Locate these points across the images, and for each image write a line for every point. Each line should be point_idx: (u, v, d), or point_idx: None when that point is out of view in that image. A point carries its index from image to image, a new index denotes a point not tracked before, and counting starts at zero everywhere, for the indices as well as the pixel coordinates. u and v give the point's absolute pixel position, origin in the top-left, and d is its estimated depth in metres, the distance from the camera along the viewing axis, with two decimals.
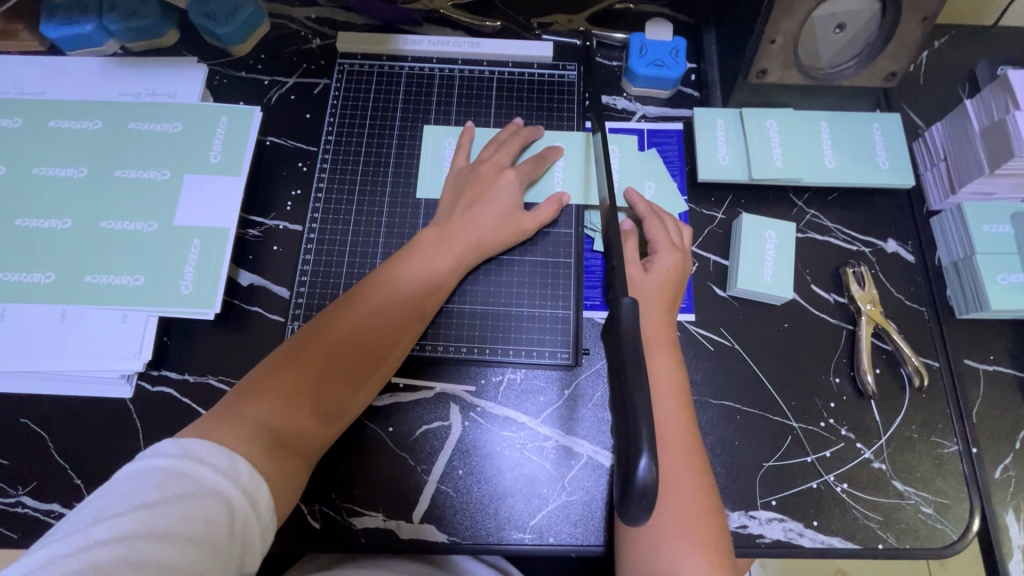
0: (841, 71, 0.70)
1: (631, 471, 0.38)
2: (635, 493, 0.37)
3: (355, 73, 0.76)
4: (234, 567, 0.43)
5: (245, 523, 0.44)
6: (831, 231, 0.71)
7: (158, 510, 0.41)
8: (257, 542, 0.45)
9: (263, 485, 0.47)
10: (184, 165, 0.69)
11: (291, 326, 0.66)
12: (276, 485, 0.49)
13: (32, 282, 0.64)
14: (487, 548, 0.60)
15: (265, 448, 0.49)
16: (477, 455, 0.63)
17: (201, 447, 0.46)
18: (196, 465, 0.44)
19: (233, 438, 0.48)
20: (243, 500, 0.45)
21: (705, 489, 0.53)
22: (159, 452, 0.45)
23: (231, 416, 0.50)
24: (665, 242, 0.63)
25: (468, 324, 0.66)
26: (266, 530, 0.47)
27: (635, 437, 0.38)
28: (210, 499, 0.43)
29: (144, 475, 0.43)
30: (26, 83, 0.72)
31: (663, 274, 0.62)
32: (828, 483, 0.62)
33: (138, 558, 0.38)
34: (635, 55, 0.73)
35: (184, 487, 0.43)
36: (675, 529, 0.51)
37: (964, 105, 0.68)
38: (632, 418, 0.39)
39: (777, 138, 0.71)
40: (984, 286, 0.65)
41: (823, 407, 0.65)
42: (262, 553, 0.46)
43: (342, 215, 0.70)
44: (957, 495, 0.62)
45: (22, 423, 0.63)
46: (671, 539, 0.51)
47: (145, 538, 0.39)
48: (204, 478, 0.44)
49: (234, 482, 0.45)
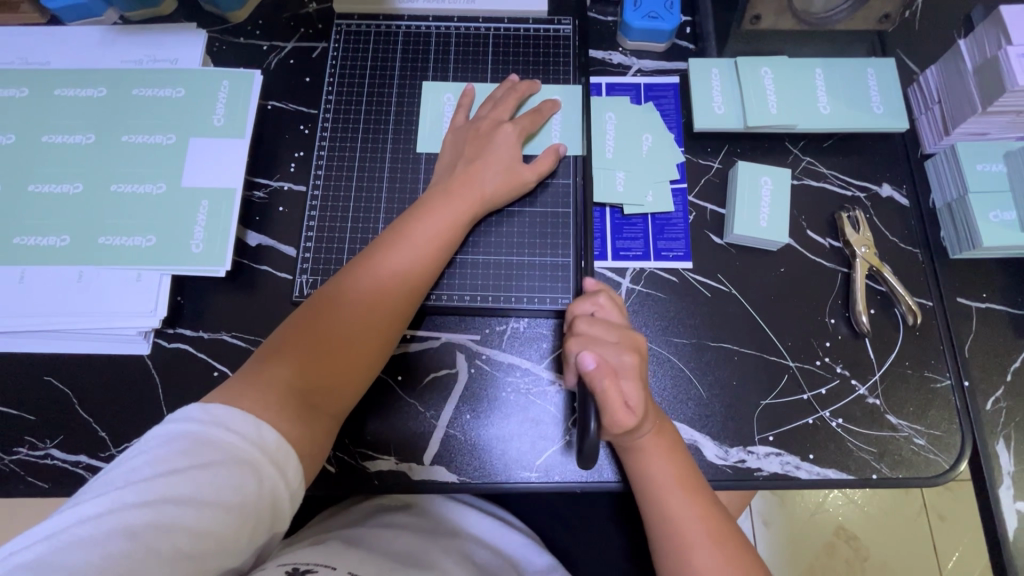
0: (835, 15, 0.71)
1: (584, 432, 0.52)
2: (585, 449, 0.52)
3: (351, 34, 0.76)
4: (263, 529, 0.46)
5: (274, 488, 0.47)
6: (826, 177, 0.72)
7: (185, 477, 0.43)
8: (285, 504, 0.48)
9: (289, 446, 0.49)
10: (189, 129, 0.70)
11: (299, 281, 0.68)
12: (306, 442, 0.52)
13: (48, 246, 0.66)
14: (496, 487, 0.63)
15: (294, 407, 0.52)
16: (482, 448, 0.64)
17: (228, 414, 0.47)
18: (223, 432, 0.46)
19: (260, 399, 0.50)
20: (270, 466, 0.47)
21: (698, 486, 0.57)
22: (188, 416, 0.47)
23: (258, 379, 0.52)
24: None
25: (473, 277, 0.68)
26: (296, 493, 0.50)
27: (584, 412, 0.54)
28: (236, 467, 0.45)
29: (172, 439, 0.45)
30: (30, 53, 0.73)
31: (617, 334, 0.58)
32: (824, 419, 0.64)
33: (168, 523, 0.41)
34: (630, 7, 0.74)
35: (209, 454, 0.45)
36: (687, 535, 0.54)
37: (957, 46, 0.69)
38: (587, 401, 0.54)
39: (772, 85, 0.71)
40: (976, 224, 0.66)
41: (819, 347, 0.66)
42: (291, 514, 0.49)
43: (344, 173, 0.72)
44: (949, 427, 0.64)
45: (46, 381, 0.65)
46: (693, 552, 0.54)
47: (174, 504, 0.42)
48: (230, 445, 0.46)
49: (260, 448, 0.47)
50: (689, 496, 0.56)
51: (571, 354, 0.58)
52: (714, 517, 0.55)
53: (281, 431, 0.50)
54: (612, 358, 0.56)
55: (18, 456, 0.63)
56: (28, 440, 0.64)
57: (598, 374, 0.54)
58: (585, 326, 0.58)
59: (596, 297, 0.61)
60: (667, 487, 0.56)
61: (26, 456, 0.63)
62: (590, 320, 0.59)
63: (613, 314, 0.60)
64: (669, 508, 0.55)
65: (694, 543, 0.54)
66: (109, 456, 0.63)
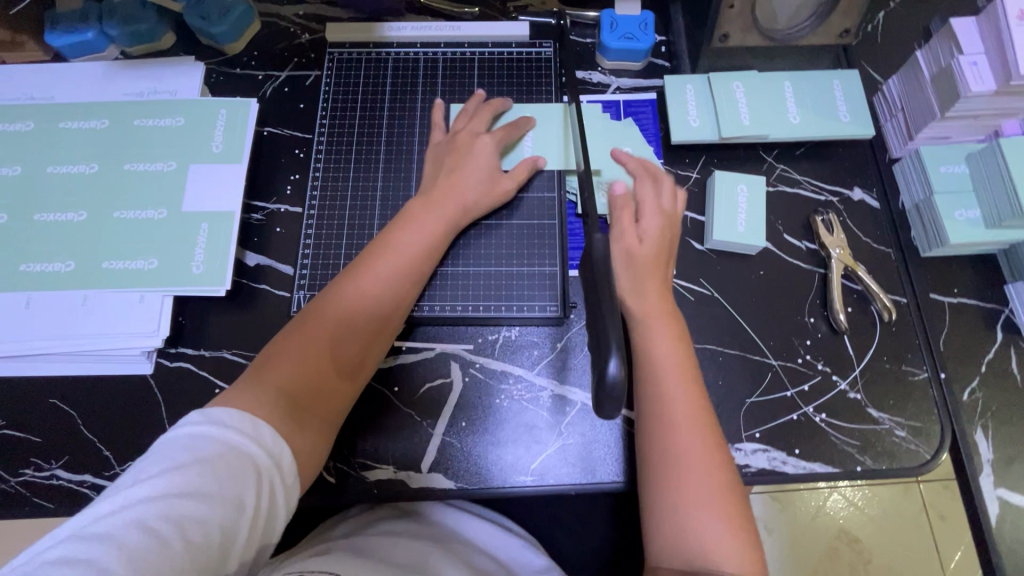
0: (798, 31, 0.75)
1: (601, 373, 0.44)
2: (609, 392, 0.44)
3: (343, 61, 0.80)
4: (263, 524, 0.48)
5: (271, 483, 0.49)
6: (800, 183, 0.76)
7: (190, 472, 0.45)
8: (284, 498, 0.50)
9: (284, 444, 0.52)
10: (189, 156, 0.73)
11: (297, 296, 0.70)
12: (300, 445, 0.54)
13: (52, 272, 0.68)
14: (493, 491, 0.64)
15: (288, 413, 0.54)
16: (487, 410, 0.67)
17: (227, 415, 0.50)
18: (224, 431, 0.49)
19: (255, 405, 0.52)
20: (268, 462, 0.50)
21: (694, 379, 0.60)
22: (189, 421, 0.49)
23: (253, 386, 0.55)
24: (654, 207, 0.65)
25: (464, 287, 0.70)
26: (293, 487, 0.52)
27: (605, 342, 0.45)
28: (236, 463, 0.47)
29: (176, 441, 0.47)
30: (35, 89, 0.76)
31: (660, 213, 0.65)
32: (808, 414, 0.66)
33: (177, 515, 0.43)
34: (606, 30, 0.78)
35: (212, 452, 0.47)
36: (679, 438, 0.56)
37: (915, 57, 0.72)
38: (601, 325, 0.45)
39: (743, 98, 0.75)
40: (942, 222, 0.69)
41: (800, 345, 0.69)
42: (288, 512, 0.51)
43: (338, 193, 0.75)
44: (929, 418, 0.66)
45: (51, 403, 0.67)
46: (678, 430, 0.56)
47: (180, 498, 0.44)
48: (230, 442, 0.48)
49: (258, 444, 0.50)
50: (684, 384, 0.58)
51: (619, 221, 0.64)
52: (701, 409, 0.58)
53: (277, 430, 0.52)
54: (654, 229, 0.64)
55: (24, 478, 0.65)
56: (33, 461, 0.65)
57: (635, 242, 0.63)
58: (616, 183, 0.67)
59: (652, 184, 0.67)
60: (665, 371, 0.59)
61: (32, 477, 0.65)
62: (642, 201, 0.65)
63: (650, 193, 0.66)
64: (665, 392, 0.58)
65: (681, 424, 0.56)
66: (113, 474, 0.65)
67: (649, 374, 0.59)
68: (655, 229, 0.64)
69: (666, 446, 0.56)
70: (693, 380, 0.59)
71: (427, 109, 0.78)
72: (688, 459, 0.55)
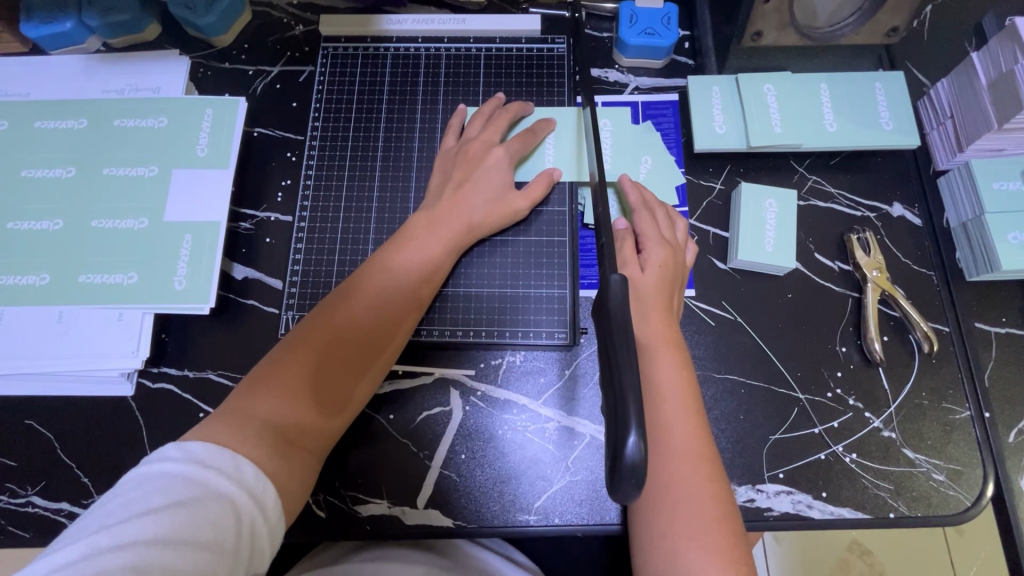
0: (840, 30, 0.68)
1: (619, 448, 0.36)
2: (625, 472, 0.36)
3: (339, 57, 0.74)
4: (243, 570, 0.43)
5: (252, 523, 0.44)
6: (834, 197, 0.69)
7: (162, 515, 0.40)
8: (265, 541, 0.45)
9: (267, 482, 0.47)
10: (172, 160, 0.68)
11: (286, 317, 0.66)
12: (284, 483, 0.49)
13: (26, 285, 0.64)
14: (493, 531, 0.60)
15: (272, 446, 0.49)
16: (479, 433, 0.63)
17: (205, 450, 0.45)
18: (202, 468, 0.44)
19: (236, 437, 0.47)
20: (249, 501, 0.44)
21: (695, 401, 0.54)
22: (164, 456, 0.44)
23: (234, 415, 0.49)
24: (654, 238, 0.60)
25: (466, 309, 0.65)
26: (275, 529, 0.47)
27: (623, 414, 0.37)
28: (214, 502, 0.42)
29: (148, 479, 0.42)
30: (10, 84, 0.71)
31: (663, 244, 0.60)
32: (837, 454, 0.61)
33: (145, 565, 0.38)
34: (626, 24, 0.71)
35: (187, 492, 0.42)
36: (687, 489, 0.50)
37: (969, 57, 0.66)
38: (620, 394, 0.38)
39: (775, 103, 0.69)
40: (993, 246, 0.62)
41: (830, 377, 0.63)
42: (271, 554, 0.46)
43: (331, 202, 0.69)
44: (970, 461, 0.61)
45: (27, 425, 0.63)
46: (676, 457, 0.51)
47: (149, 545, 0.39)
48: (208, 481, 0.43)
49: (238, 483, 0.45)
50: (684, 407, 0.53)
51: (624, 259, 0.59)
52: (701, 434, 0.53)
53: (259, 466, 0.47)
54: (658, 266, 0.59)
55: None
56: (8, 487, 0.62)
57: (643, 287, 0.58)
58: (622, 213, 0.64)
59: (658, 216, 0.63)
60: (665, 391, 0.54)
61: (7, 504, 0.61)
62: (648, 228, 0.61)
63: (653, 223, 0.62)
64: (663, 414, 0.53)
65: (680, 451, 0.51)
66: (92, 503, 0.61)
67: (648, 394, 0.54)
68: (660, 266, 0.59)
69: (662, 475, 0.51)
70: (695, 403, 0.54)
71: (429, 111, 0.72)
72: (685, 489, 0.50)
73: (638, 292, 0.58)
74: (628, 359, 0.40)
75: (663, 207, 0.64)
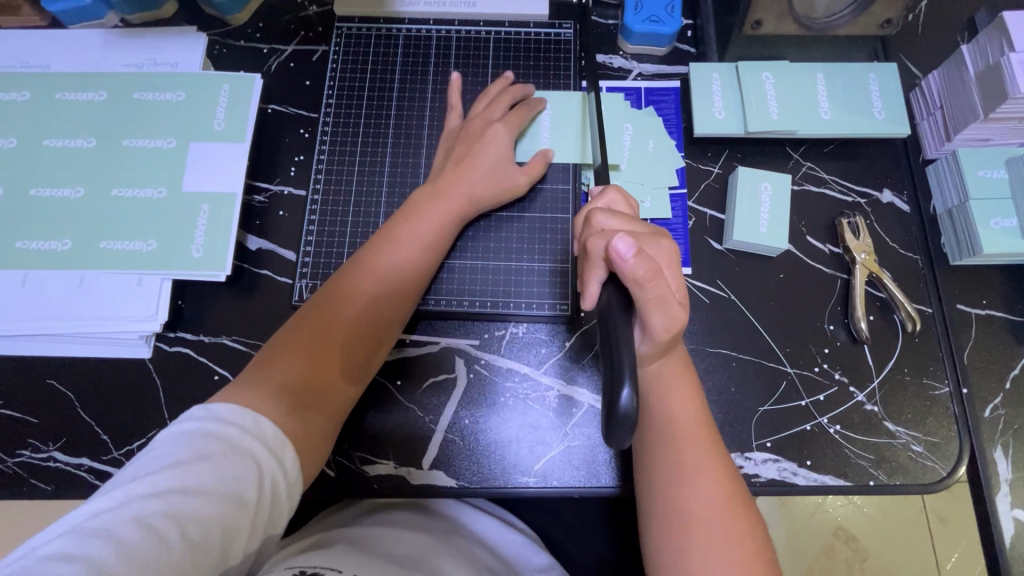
0: (837, 20, 0.70)
1: (615, 400, 0.43)
2: (619, 420, 0.43)
3: (352, 36, 0.76)
4: (264, 522, 0.46)
5: (273, 480, 0.47)
6: (827, 182, 0.72)
7: (190, 468, 0.43)
8: (285, 495, 0.48)
9: (287, 443, 0.49)
10: (189, 133, 0.70)
11: (298, 285, 0.68)
12: (305, 442, 0.52)
13: (48, 250, 0.66)
14: (494, 491, 0.63)
15: (291, 411, 0.52)
16: (483, 405, 0.66)
17: (227, 410, 0.48)
18: (224, 426, 0.47)
19: (255, 402, 0.50)
20: (270, 458, 0.47)
21: (698, 393, 0.56)
22: (189, 415, 0.47)
23: (252, 383, 0.52)
24: (645, 235, 0.54)
25: (471, 281, 0.68)
26: (295, 486, 0.50)
27: (619, 372, 0.44)
28: (238, 459, 0.45)
29: (177, 436, 0.45)
30: (32, 57, 0.73)
31: (644, 227, 0.55)
32: (822, 425, 0.64)
33: (176, 511, 0.41)
34: (631, 11, 0.73)
35: (212, 447, 0.45)
36: (682, 436, 0.53)
37: (959, 50, 0.68)
38: (618, 361, 0.45)
39: (773, 90, 0.71)
40: (976, 231, 0.65)
41: (818, 353, 0.66)
42: (290, 511, 0.49)
43: (343, 177, 0.72)
44: (947, 434, 0.64)
45: (49, 384, 0.66)
46: (681, 447, 0.53)
47: (181, 493, 0.42)
48: (231, 439, 0.46)
49: (259, 441, 0.47)
50: (685, 401, 0.55)
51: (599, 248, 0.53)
52: (707, 425, 0.54)
53: (279, 429, 0.50)
54: (652, 248, 0.53)
55: (20, 459, 0.64)
56: (31, 442, 0.64)
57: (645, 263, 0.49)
58: (611, 220, 0.54)
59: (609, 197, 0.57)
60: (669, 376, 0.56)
61: (30, 458, 0.64)
62: (612, 213, 0.55)
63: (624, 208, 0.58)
64: (668, 402, 0.55)
65: (686, 438, 0.53)
66: (111, 458, 0.64)
67: (652, 385, 0.55)
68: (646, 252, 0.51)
69: (671, 464, 0.52)
70: (694, 393, 0.56)
71: (439, 92, 0.75)
72: (696, 477, 0.51)
73: (625, 275, 0.49)
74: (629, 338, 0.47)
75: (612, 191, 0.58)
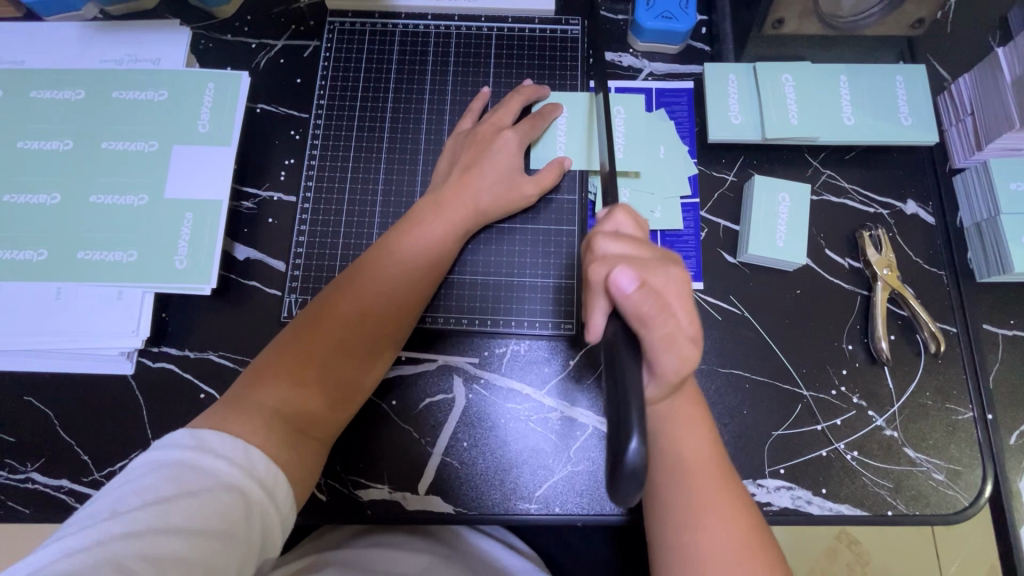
0: (863, 19, 0.66)
1: (620, 455, 0.39)
2: (627, 475, 0.38)
3: (345, 32, 0.72)
4: (253, 559, 0.43)
5: (264, 514, 0.44)
6: (848, 192, 0.68)
7: (174, 505, 0.40)
8: (277, 529, 0.45)
9: (279, 472, 0.46)
10: (172, 135, 0.66)
11: (288, 299, 0.65)
12: (297, 470, 0.49)
13: (23, 260, 0.62)
14: (494, 518, 0.60)
15: (282, 437, 0.48)
16: (482, 427, 0.62)
17: (215, 438, 0.44)
18: (211, 458, 0.43)
19: (242, 426, 0.47)
20: (261, 491, 0.44)
21: (710, 429, 0.53)
22: (174, 442, 0.44)
23: (240, 404, 0.49)
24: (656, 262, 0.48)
25: (471, 296, 0.65)
26: (287, 517, 0.46)
27: (624, 425, 0.39)
28: (225, 494, 0.42)
29: (159, 466, 0.42)
30: (3, 52, 0.69)
31: (649, 250, 0.49)
32: (838, 451, 0.61)
33: (158, 554, 0.38)
34: (643, 7, 0.69)
35: (198, 481, 0.42)
36: (695, 469, 0.50)
37: (994, 54, 0.64)
38: (624, 406, 0.40)
39: (793, 94, 0.67)
40: (1007, 248, 0.62)
41: (835, 375, 0.63)
42: (281, 545, 0.46)
43: (336, 183, 0.68)
44: (971, 462, 0.61)
45: (26, 401, 0.62)
46: (696, 484, 0.49)
47: (162, 534, 0.39)
48: (219, 471, 0.43)
49: (249, 473, 0.44)
50: (699, 434, 0.51)
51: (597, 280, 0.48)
52: (718, 459, 0.51)
53: (270, 456, 0.46)
54: (660, 278, 0.47)
55: None
56: (8, 462, 0.61)
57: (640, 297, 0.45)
58: (612, 246, 0.49)
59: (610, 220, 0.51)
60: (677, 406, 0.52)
61: (7, 479, 0.61)
62: (617, 236, 0.49)
63: (631, 227, 0.51)
64: (681, 439, 0.51)
65: (701, 478, 0.49)
66: (91, 480, 0.61)
67: (660, 417, 0.52)
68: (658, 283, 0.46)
69: (687, 503, 0.48)
70: (705, 424, 0.53)
71: (437, 93, 0.70)
72: (711, 512, 0.48)
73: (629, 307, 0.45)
74: (636, 380, 0.42)
75: (618, 207, 0.52)
